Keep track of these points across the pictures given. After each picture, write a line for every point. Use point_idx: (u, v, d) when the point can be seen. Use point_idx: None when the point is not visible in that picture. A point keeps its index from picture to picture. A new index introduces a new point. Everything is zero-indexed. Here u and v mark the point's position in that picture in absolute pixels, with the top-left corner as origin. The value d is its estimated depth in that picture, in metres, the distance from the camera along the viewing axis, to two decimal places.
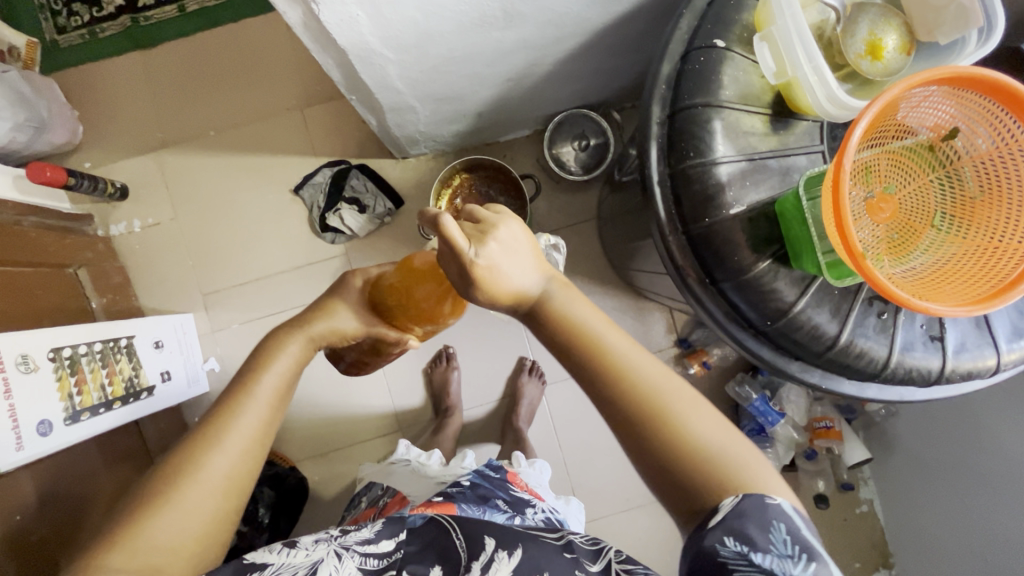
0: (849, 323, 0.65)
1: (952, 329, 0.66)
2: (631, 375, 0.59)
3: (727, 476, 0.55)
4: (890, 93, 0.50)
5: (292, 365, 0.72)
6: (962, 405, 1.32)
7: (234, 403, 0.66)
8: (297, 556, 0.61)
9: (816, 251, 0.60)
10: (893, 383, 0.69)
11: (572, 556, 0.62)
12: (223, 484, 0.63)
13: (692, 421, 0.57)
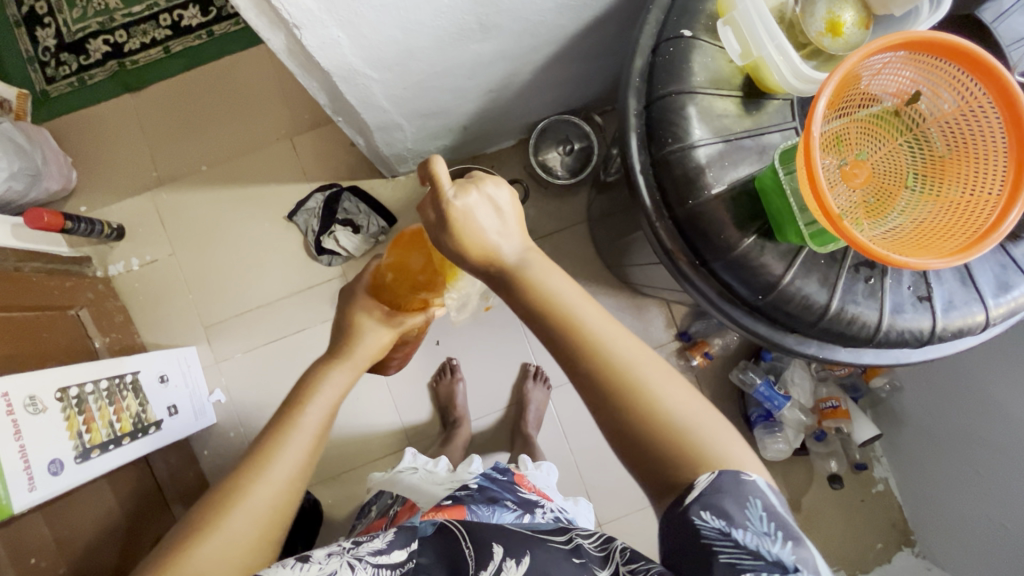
0: (838, 291, 0.66)
1: (938, 288, 0.67)
2: (602, 349, 0.59)
3: (702, 453, 0.55)
4: (848, 63, 0.52)
5: (338, 388, 0.77)
6: (962, 375, 1.33)
7: (282, 434, 0.69)
8: (311, 570, 0.61)
9: (799, 222, 0.62)
10: (887, 348, 0.70)
11: (580, 561, 0.62)
12: (270, 505, 0.64)
13: (664, 394, 0.58)
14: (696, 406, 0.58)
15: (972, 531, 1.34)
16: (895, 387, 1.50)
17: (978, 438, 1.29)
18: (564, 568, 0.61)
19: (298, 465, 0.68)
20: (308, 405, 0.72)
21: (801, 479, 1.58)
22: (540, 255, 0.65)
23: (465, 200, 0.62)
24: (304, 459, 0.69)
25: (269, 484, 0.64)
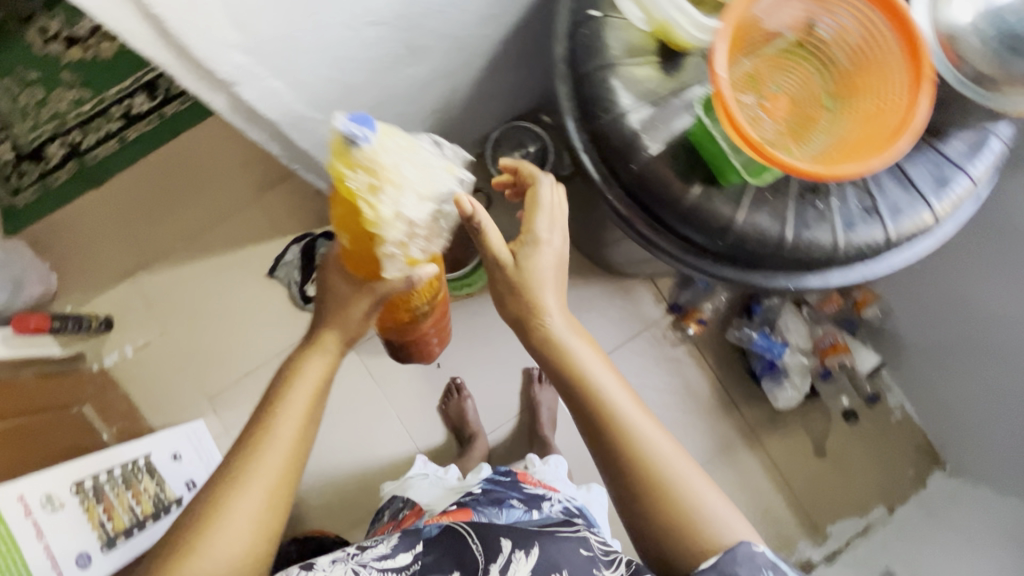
0: (789, 221, 0.69)
1: (883, 198, 0.70)
2: (634, 435, 0.71)
3: (708, 538, 0.67)
4: (732, 17, 0.57)
5: (312, 365, 0.72)
6: (946, 288, 1.36)
7: (258, 442, 0.66)
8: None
9: (735, 163, 0.65)
10: (849, 265, 0.73)
11: (590, 556, 0.73)
12: (264, 490, 0.64)
13: (683, 480, 0.69)
14: (709, 494, 0.69)
15: (998, 427, 1.39)
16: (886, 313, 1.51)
17: (984, 345, 1.33)
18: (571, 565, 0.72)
19: (286, 446, 0.67)
20: (291, 388, 0.70)
21: (819, 423, 1.59)
22: (578, 327, 0.79)
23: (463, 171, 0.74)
24: (295, 438, 0.68)
25: (259, 472, 0.65)
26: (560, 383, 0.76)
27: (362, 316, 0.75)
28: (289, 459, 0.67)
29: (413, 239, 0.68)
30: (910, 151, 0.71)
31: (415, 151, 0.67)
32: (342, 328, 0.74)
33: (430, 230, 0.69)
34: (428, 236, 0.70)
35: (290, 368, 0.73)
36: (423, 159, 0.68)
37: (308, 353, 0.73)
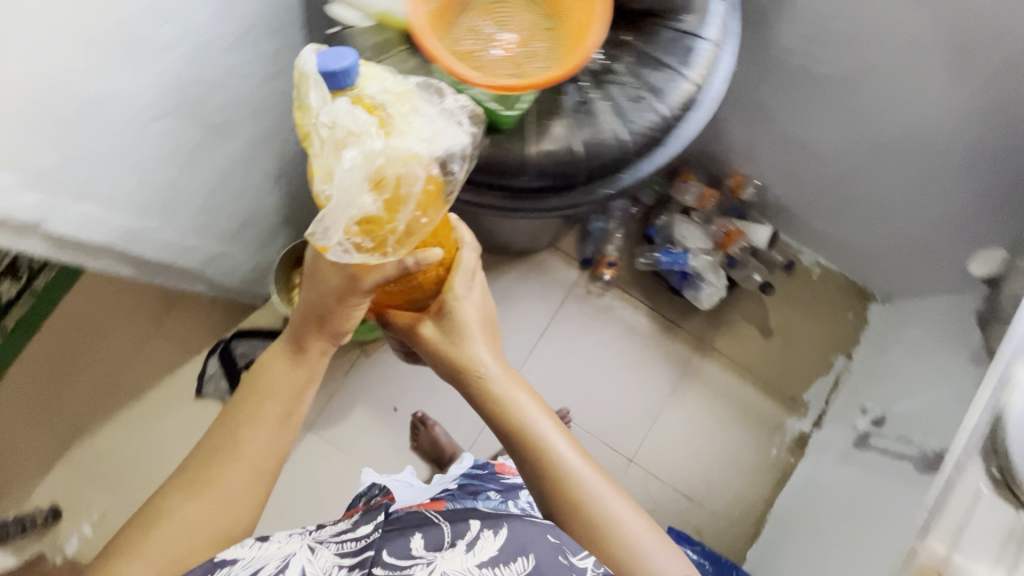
0: (577, 137, 0.82)
1: (644, 88, 0.84)
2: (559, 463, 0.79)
3: (626, 552, 0.73)
4: (416, 21, 0.70)
5: (280, 369, 0.78)
6: (791, 143, 1.43)
7: (243, 412, 0.74)
8: (270, 550, 0.68)
9: (502, 110, 0.77)
10: (649, 150, 0.85)
11: (557, 542, 0.70)
12: (212, 486, 0.69)
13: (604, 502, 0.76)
14: (628, 515, 0.76)
15: (891, 243, 1.49)
16: (761, 188, 1.58)
17: (833, 170, 1.42)
18: (541, 544, 0.69)
19: (241, 445, 0.72)
20: (270, 367, 0.78)
21: (754, 307, 1.68)
22: (512, 372, 0.88)
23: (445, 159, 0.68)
24: (253, 439, 0.73)
25: (211, 468, 0.70)
26: (498, 421, 0.83)
27: (337, 324, 0.78)
28: (245, 459, 0.71)
29: (371, 199, 0.63)
30: (647, 45, 0.86)
31: (402, 107, 0.66)
32: (316, 339, 0.78)
33: (399, 189, 0.64)
34: (401, 201, 0.65)
35: (260, 371, 0.78)
36: (410, 112, 0.66)
37: (278, 350, 0.79)
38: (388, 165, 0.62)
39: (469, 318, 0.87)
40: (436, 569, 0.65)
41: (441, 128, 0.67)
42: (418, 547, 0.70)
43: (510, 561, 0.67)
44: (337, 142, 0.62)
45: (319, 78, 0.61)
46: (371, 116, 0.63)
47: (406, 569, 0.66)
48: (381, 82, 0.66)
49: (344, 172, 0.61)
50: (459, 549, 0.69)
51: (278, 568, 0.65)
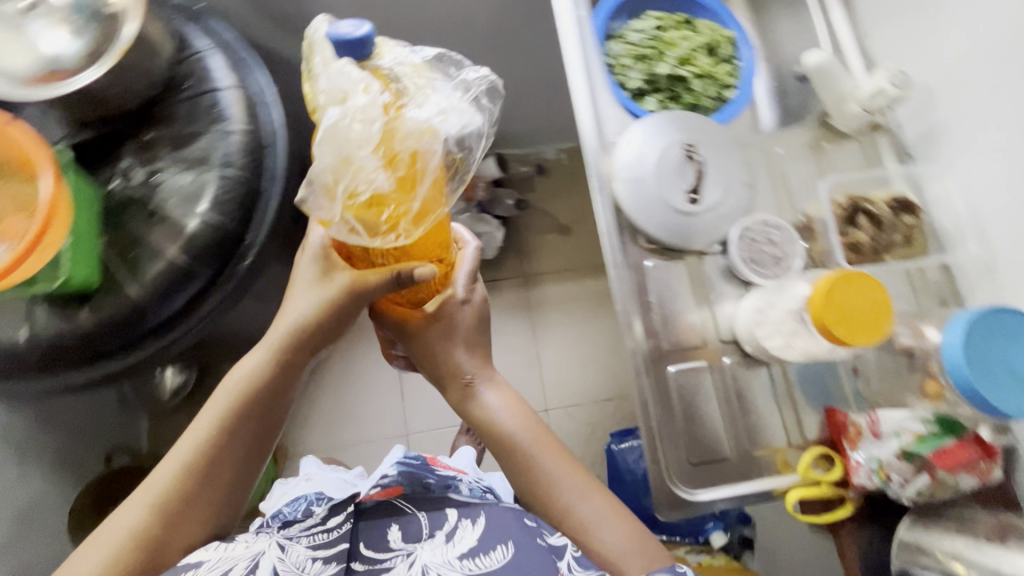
0: (164, 243, 0.76)
1: (196, 159, 0.79)
2: (558, 490, 0.70)
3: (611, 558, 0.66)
4: None
5: (260, 372, 0.65)
6: None
7: (201, 433, 0.64)
8: (236, 549, 0.65)
9: (52, 283, 0.69)
10: (247, 208, 0.81)
11: (534, 527, 0.75)
12: (174, 490, 0.61)
13: (593, 520, 0.68)
14: (611, 522, 0.68)
15: None
16: None
17: None
18: (517, 534, 0.73)
19: (205, 455, 0.63)
20: (228, 384, 0.66)
21: (545, 223, 1.70)
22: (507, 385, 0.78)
23: (411, 117, 0.52)
24: (218, 449, 0.63)
25: (175, 469, 0.62)
26: (491, 439, 0.74)
27: (321, 334, 0.67)
28: (214, 465, 0.63)
29: (385, 177, 0.51)
30: (173, 117, 0.81)
31: (418, 81, 0.56)
32: (292, 354, 0.67)
33: (414, 164, 0.52)
34: (418, 178, 0.52)
35: (236, 378, 0.66)
36: (412, 95, 0.54)
37: (251, 355, 0.68)
38: (402, 142, 0.51)
39: (451, 334, 0.74)
40: (417, 560, 0.69)
41: (445, 97, 0.56)
42: (398, 540, 0.73)
43: (488, 552, 0.70)
44: (340, 110, 0.49)
45: (331, 48, 0.52)
46: (377, 90, 0.51)
47: (388, 562, 0.70)
48: (403, 71, 0.56)
49: (355, 143, 0.49)
50: (439, 539, 0.73)
51: (249, 569, 0.63)
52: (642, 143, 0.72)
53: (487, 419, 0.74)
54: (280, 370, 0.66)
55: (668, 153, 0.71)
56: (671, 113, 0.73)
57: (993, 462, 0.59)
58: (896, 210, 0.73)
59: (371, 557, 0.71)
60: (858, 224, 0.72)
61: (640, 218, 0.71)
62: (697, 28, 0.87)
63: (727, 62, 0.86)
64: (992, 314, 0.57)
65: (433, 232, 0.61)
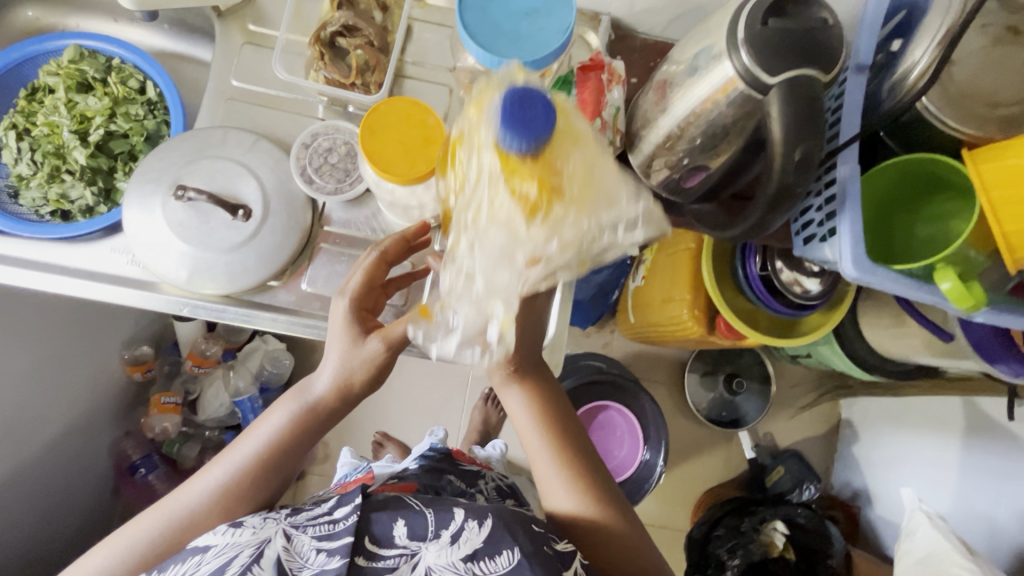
0: None
1: None
2: (581, 473, 0.62)
3: (607, 541, 0.61)
4: None
5: (278, 433, 0.60)
6: (57, 353, 1.11)
7: (251, 452, 0.60)
8: (240, 535, 0.55)
9: None
10: None
11: (540, 534, 0.58)
12: (177, 532, 0.57)
13: (594, 501, 0.62)
14: (613, 504, 0.62)
15: None
16: (131, 343, 1.32)
17: (62, 314, 1.12)
18: (524, 534, 0.58)
19: (219, 503, 0.58)
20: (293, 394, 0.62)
21: None
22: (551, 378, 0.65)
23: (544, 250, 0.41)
24: (231, 489, 0.59)
25: (188, 498, 0.58)
26: (528, 416, 0.63)
27: (339, 397, 0.60)
28: (232, 507, 0.59)
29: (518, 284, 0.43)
30: None
31: (589, 182, 0.41)
32: (315, 412, 0.61)
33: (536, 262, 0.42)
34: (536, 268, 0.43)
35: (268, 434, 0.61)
36: (597, 206, 0.41)
37: (278, 409, 0.62)
38: (529, 257, 0.41)
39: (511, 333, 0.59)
40: (420, 564, 0.56)
41: (620, 217, 0.43)
42: (402, 537, 0.57)
43: (494, 556, 0.56)
44: (476, 235, 0.41)
45: (494, 135, 0.38)
46: (523, 212, 0.39)
47: (392, 559, 0.56)
48: (588, 154, 0.41)
49: (498, 280, 0.42)
50: (444, 539, 0.57)
51: (252, 561, 0.53)
52: (154, 237, 0.58)
53: (529, 404, 0.63)
54: (305, 425, 0.61)
55: (170, 220, 0.58)
56: (127, 187, 0.60)
57: (608, 68, 0.59)
58: None
59: (378, 546, 0.57)
60: (348, 45, 0.63)
61: (241, 281, 0.60)
62: (47, 85, 0.69)
63: (110, 71, 0.70)
64: None
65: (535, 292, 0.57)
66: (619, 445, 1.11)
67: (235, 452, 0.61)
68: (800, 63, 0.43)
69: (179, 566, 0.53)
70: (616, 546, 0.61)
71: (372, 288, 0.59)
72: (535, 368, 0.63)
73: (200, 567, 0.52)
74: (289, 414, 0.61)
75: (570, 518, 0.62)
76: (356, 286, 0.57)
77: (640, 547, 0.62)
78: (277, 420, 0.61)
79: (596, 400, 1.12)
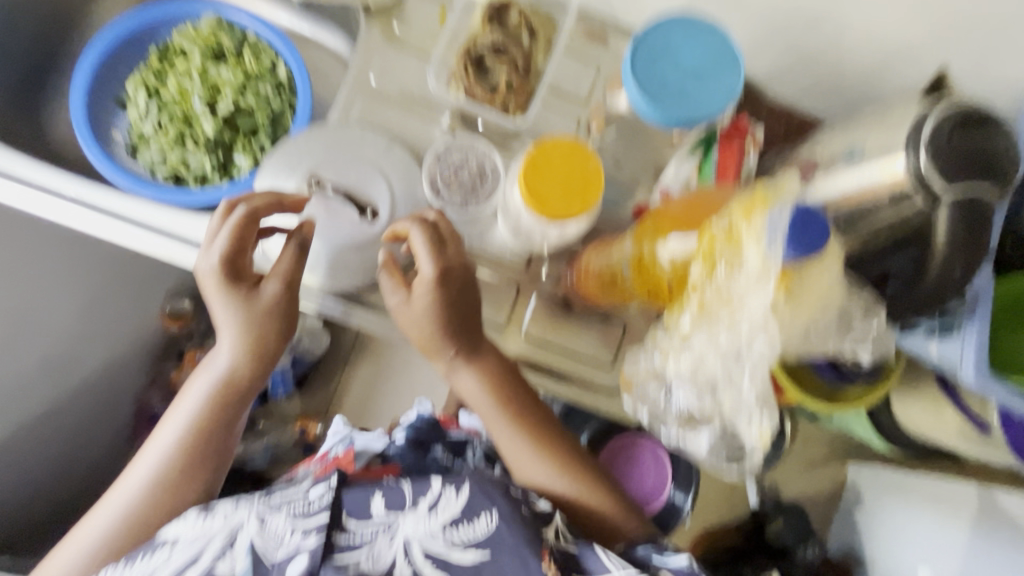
0: None
1: None
2: (545, 438, 0.63)
3: (586, 501, 0.61)
4: None
5: (195, 414, 0.57)
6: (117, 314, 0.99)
7: (169, 444, 0.56)
8: (214, 523, 0.51)
9: None
10: None
11: (517, 498, 0.56)
12: (127, 527, 0.54)
13: (564, 461, 0.62)
14: (587, 468, 0.63)
15: None
16: None
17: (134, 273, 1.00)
18: (501, 497, 0.56)
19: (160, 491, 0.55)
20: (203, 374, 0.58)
21: None
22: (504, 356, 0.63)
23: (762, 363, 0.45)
24: (157, 487, 0.55)
25: (107, 515, 0.54)
26: (485, 400, 0.61)
27: (256, 364, 0.57)
28: (163, 508, 0.55)
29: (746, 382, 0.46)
30: None
31: (813, 292, 0.42)
32: (233, 386, 0.58)
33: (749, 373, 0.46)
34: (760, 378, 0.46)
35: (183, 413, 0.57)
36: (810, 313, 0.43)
37: (192, 391, 0.58)
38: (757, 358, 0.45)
39: (427, 314, 0.57)
40: (398, 539, 0.52)
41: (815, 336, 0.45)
42: (378, 510, 0.55)
43: (473, 520, 0.53)
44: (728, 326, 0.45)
45: (768, 242, 0.41)
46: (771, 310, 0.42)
47: (367, 535, 0.53)
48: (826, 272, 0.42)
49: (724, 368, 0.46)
50: (422, 509, 0.55)
51: (226, 546, 0.50)
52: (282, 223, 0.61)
53: (484, 387, 0.61)
54: (224, 399, 0.57)
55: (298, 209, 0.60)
56: (263, 162, 0.61)
57: (752, 133, 0.60)
58: (498, 18, 0.65)
59: (354, 522, 0.54)
60: (495, 64, 0.64)
61: (356, 279, 0.61)
62: (182, 49, 0.69)
63: (244, 45, 0.70)
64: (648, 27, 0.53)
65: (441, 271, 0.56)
66: (645, 480, 1.07)
67: (149, 453, 0.57)
68: (978, 179, 0.44)
69: (146, 562, 0.49)
70: (596, 504, 0.61)
71: (240, 255, 0.56)
72: (475, 345, 0.60)
73: (170, 560, 0.49)
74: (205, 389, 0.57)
75: (545, 485, 0.62)
76: (224, 251, 0.55)
77: (620, 506, 0.63)
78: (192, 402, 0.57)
79: (627, 435, 1.12)
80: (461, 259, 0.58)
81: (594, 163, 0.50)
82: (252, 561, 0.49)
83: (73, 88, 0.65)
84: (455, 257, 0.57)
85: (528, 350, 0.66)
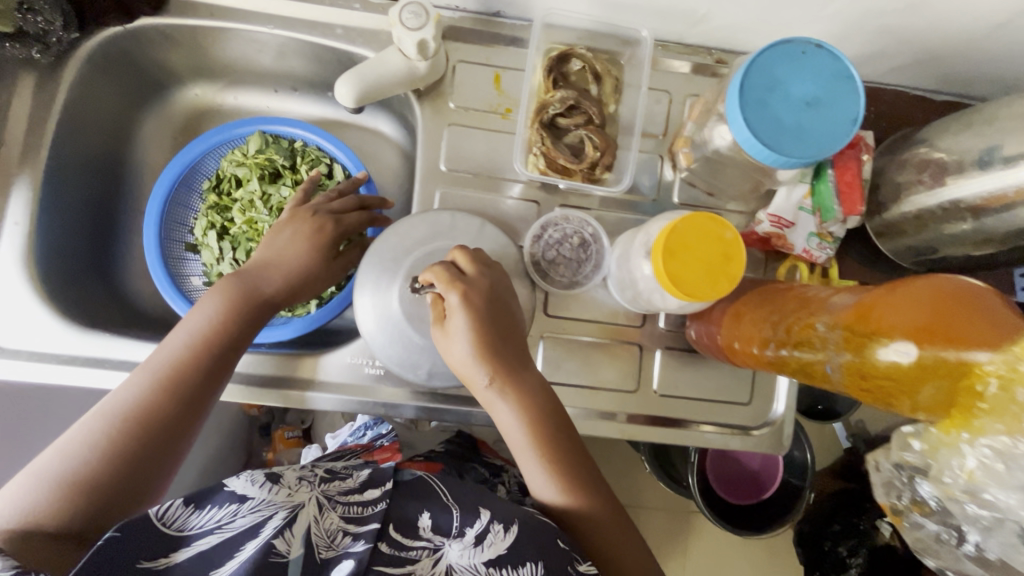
0: None
1: None
2: (587, 477, 0.52)
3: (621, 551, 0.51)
4: None
5: (206, 328, 0.53)
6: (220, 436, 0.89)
7: (177, 364, 0.51)
8: (278, 494, 0.46)
9: None
10: None
11: (567, 548, 0.47)
12: (113, 452, 0.46)
13: (602, 499, 0.52)
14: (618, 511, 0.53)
15: None
16: None
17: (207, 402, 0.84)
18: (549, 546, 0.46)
19: (136, 431, 0.48)
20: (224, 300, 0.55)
21: None
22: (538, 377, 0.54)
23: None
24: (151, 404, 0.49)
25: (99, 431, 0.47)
26: (522, 430, 0.51)
27: (284, 297, 0.58)
28: (156, 432, 0.48)
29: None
30: None
31: None
32: (250, 302, 0.56)
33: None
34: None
35: (195, 329, 0.53)
36: None
37: (202, 306, 0.54)
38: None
39: (471, 338, 0.51)
40: (438, 558, 0.46)
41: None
42: (426, 528, 0.47)
43: (517, 567, 0.45)
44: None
45: None
46: None
47: (414, 551, 0.46)
48: None
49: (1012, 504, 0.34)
50: (468, 537, 0.46)
51: (285, 523, 0.44)
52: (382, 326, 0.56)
53: (523, 412, 0.51)
54: (231, 323, 0.54)
55: (408, 314, 0.56)
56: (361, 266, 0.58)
57: (862, 144, 0.56)
58: (560, 70, 0.60)
59: (405, 535, 0.47)
60: (568, 126, 0.59)
61: None
62: (235, 177, 0.67)
63: (296, 159, 0.67)
64: (750, 67, 0.49)
65: (470, 283, 0.52)
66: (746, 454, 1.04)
67: (150, 374, 0.50)
68: None
69: (213, 512, 0.44)
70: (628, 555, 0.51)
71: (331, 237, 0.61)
72: (514, 368, 0.52)
73: (233, 518, 0.43)
74: (219, 303, 0.55)
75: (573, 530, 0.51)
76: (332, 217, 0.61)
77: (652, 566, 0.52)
78: (216, 321, 0.54)
79: None
80: (486, 278, 0.53)
81: (735, 233, 0.47)
82: (306, 550, 0.44)
83: (147, 247, 0.62)
84: (479, 274, 0.53)
85: (671, 408, 0.64)
